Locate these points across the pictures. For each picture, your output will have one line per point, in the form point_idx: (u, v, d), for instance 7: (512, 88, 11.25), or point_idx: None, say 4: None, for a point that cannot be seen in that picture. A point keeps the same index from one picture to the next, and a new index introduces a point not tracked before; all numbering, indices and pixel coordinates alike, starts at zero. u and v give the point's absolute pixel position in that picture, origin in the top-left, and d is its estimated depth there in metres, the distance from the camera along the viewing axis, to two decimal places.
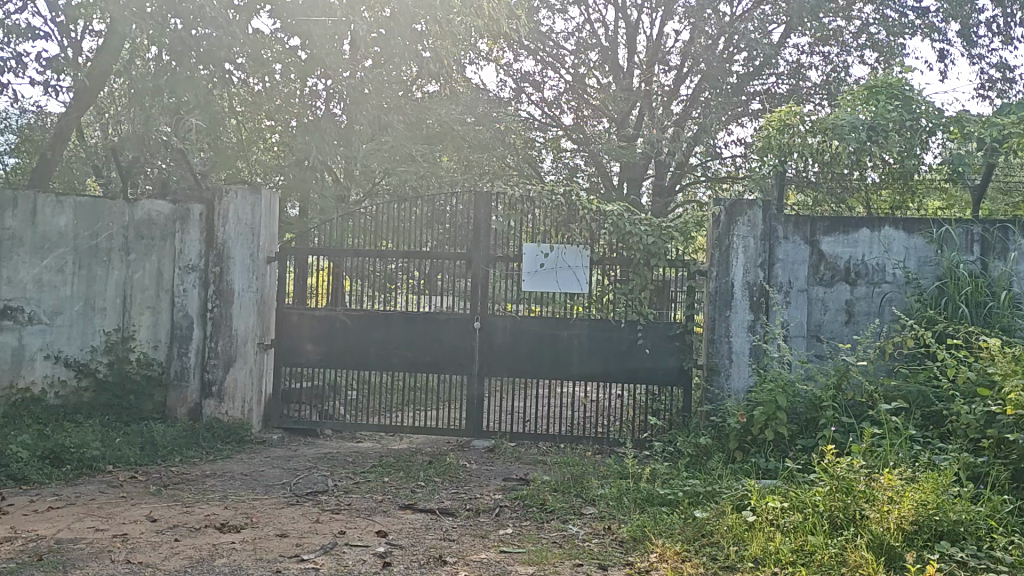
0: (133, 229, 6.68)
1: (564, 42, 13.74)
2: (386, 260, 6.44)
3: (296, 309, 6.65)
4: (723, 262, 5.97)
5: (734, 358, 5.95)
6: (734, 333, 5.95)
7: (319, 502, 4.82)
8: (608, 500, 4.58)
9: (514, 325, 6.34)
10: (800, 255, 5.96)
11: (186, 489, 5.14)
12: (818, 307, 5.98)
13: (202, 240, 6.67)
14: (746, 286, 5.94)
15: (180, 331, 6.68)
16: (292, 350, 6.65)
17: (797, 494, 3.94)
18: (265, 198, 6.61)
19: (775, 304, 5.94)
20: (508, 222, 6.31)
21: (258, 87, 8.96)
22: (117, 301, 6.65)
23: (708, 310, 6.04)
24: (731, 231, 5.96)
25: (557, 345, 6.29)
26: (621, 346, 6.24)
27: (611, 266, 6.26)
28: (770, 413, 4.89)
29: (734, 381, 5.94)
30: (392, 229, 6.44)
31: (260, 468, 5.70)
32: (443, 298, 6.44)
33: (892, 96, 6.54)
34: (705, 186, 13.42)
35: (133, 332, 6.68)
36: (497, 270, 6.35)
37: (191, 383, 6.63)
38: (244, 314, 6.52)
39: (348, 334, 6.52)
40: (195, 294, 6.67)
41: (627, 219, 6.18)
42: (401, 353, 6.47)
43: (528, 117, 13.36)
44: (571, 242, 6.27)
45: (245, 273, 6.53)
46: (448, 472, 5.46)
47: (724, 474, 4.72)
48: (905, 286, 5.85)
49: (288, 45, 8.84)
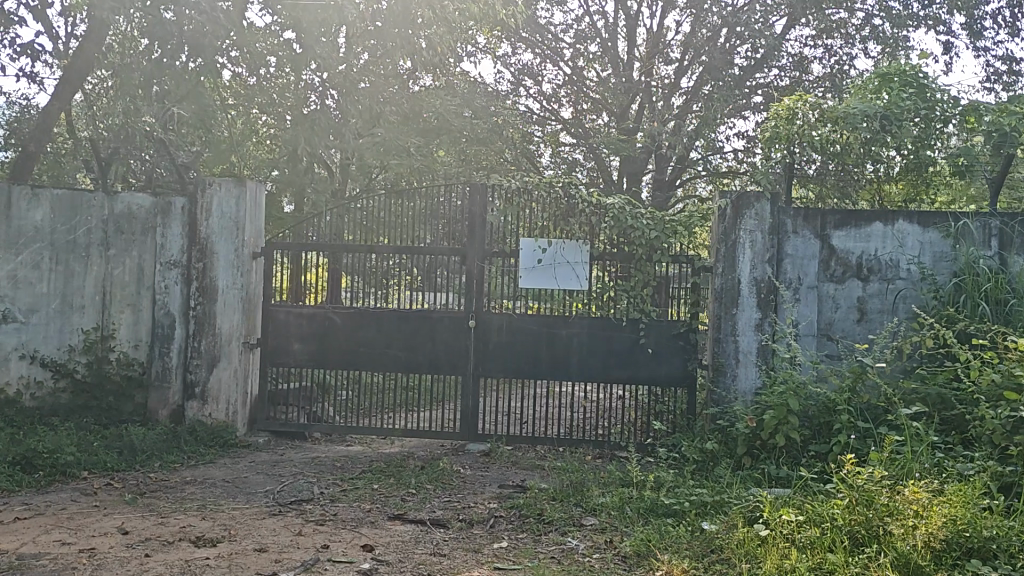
0: (113, 223, 6.38)
1: (562, 35, 13.46)
2: (377, 256, 6.16)
3: (283, 307, 6.37)
4: (730, 257, 5.70)
5: (740, 358, 5.66)
6: (740, 332, 5.66)
7: (302, 513, 4.54)
8: (610, 510, 4.31)
9: (510, 323, 6.07)
10: (810, 249, 5.69)
11: (164, 497, 4.87)
12: (829, 305, 5.70)
13: (184, 235, 6.35)
14: (754, 283, 5.66)
15: (161, 329, 6.33)
16: (279, 350, 6.36)
17: (812, 507, 3.65)
18: (251, 191, 6.32)
19: (784, 301, 5.66)
20: (503, 216, 6.03)
21: (252, 81, 8.82)
22: (97, 298, 6.38)
23: (713, 308, 5.77)
24: (738, 224, 5.68)
25: (556, 344, 6.02)
26: (622, 345, 5.97)
27: (611, 261, 5.98)
28: (781, 418, 4.62)
29: (741, 382, 5.65)
30: (384, 224, 6.17)
31: (243, 473, 5.43)
32: (438, 295, 6.16)
33: (904, 82, 6.14)
34: (705, 181, 13.20)
35: (113, 331, 6.39)
36: (492, 267, 6.07)
37: (173, 384, 6.30)
38: (228, 311, 6.22)
39: (338, 333, 6.25)
40: (177, 291, 6.33)
41: (628, 213, 5.91)
42: (393, 353, 6.19)
43: (526, 111, 13.08)
44: (570, 236, 6.00)
45: (230, 269, 6.24)
46: (441, 478, 5.18)
47: (734, 483, 4.45)
48: (920, 282, 5.58)
49: (283, 38, 8.60)
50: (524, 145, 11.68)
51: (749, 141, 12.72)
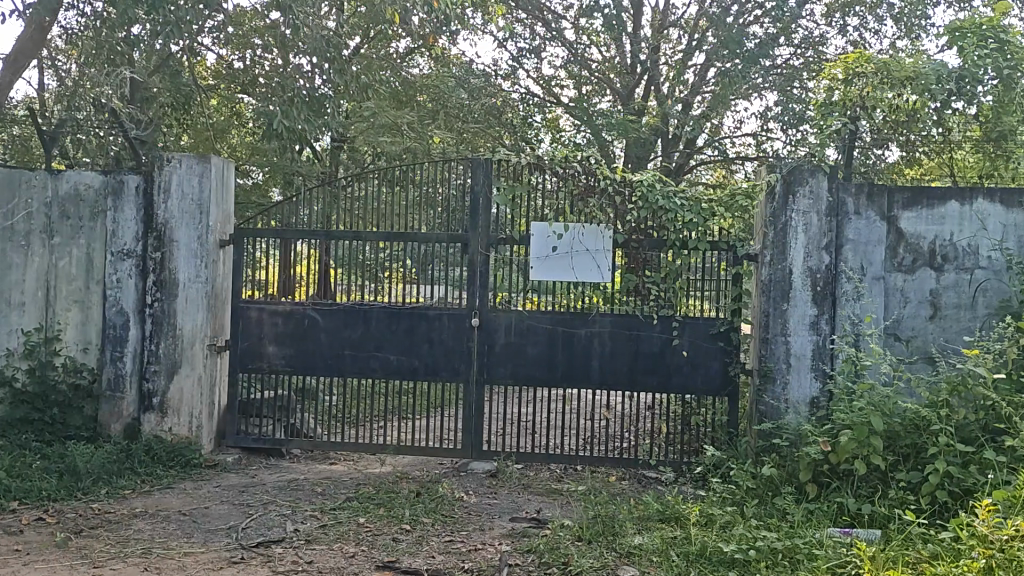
0: (58, 207, 5.49)
1: (565, 14, 12.56)
2: (365, 243, 5.27)
3: (256, 304, 5.47)
4: (779, 242, 4.83)
5: (793, 362, 4.78)
6: (793, 331, 4.79)
7: (270, 560, 3.67)
8: (651, 557, 3.45)
9: (519, 321, 5.20)
10: (875, 233, 4.81)
11: (102, 538, 3.99)
12: (896, 299, 4.82)
13: (139, 220, 5.43)
14: (808, 274, 4.79)
15: (113, 330, 5.43)
16: (251, 353, 5.47)
17: (932, 570, 2.85)
18: (216, 168, 5.42)
19: (843, 294, 4.79)
20: (511, 198, 5.15)
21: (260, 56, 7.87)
22: (40, 294, 5.48)
23: (759, 303, 4.90)
24: (789, 205, 4.81)
25: (574, 346, 5.15)
26: (652, 348, 5.09)
27: (638, 251, 5.10)
28: (861, 439, 3.76)
29: (794, 391, 4.76)
30: (371, 207, 5.29)
31: (205, 503, 4.55)
32: (435, 288, 5.28)
33: (981, 38, 5.22)
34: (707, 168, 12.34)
35: (59, 332, 5.48)
36: (498, 257, 5.19)
37: (128, 393, 5.41)
38: (191, 308, 5.34)
39: (320, 333, 5.38)
40: (131, 286, 5.42)
41: (659, 192, 5.02)
42: (383, 356, 5.32)
43: (525, 93, 12.21)
44: (589, 220, 5.11)
45: (193, 260, 5.35)
46: (441, 510, 4.31)
47: (805, 524, 3.61)
48: (1005, 272, 4.73)
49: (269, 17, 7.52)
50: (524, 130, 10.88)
51: (762, 125, 11.83)
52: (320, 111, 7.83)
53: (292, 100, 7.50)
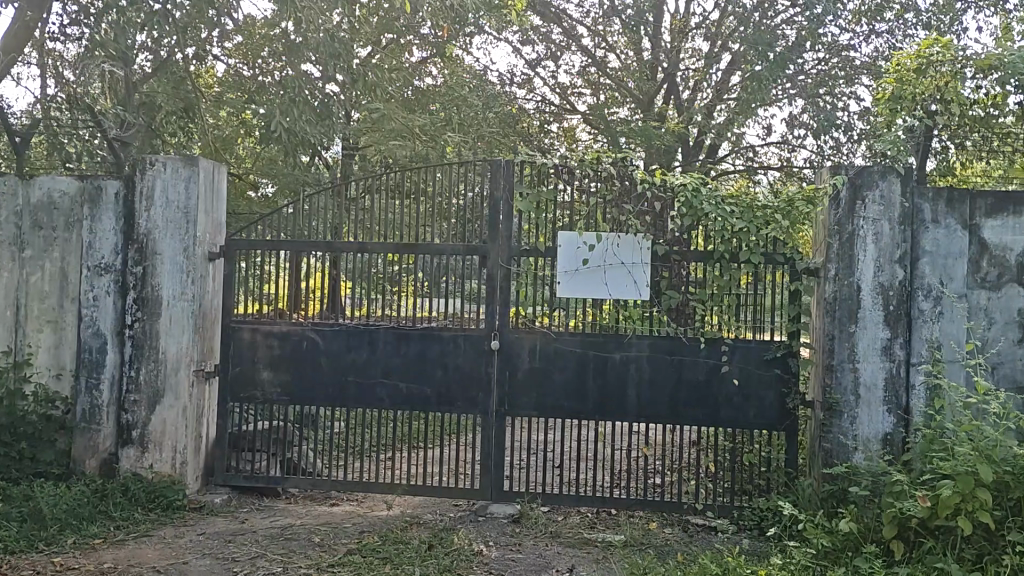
0: (29, 217, 4.92)
1: (583, 19, 11.99)
2: (372, 256, 4.68)
3: (251, 324, 4.88)
4: (845, 255, 4.20)
5: (862, 394, 4.15)
6: (863, 357, 4.15)
7: None
8: None
9: (546, 344, 4.58)
10: (955, 245, 4.17)
11: None
12: (980, 319, 4.15)
13: (119, 230, 4.84)
14: (879, 291, 4.15)
15: (89, 353, 4.84)
16: (244, 380, 4.87)
17: None
18: (205, 172, 4.83)
19: (919, 314, 4.16)
20: (535, 206, 4.54)
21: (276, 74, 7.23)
22: (9, 314, 4.92)
23: (822, 324, 4.27)
24: (857, 212, 4.19)
25: (607, 372, 4.53)
26: (697, 375, 4.46)
27: (679, 266, 4.48)
28: (966, 494, 3.17)
29: (863, 427, 4.13)
30: (378, 217, 4.70)
31: (191, 555, 3.97)
32: (450, 305, 4.67)
33: None
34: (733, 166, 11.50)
35: (28, 356, 4.91)
36: (521, 272, 4.57)
37: (105, 425, 4.81)
38: (175, 328, 4.75)
39: (320, 357, 4.78)
40: (109, 304, 4.82)
41: (705, 197, 4.39)
42: (391, 384, 4.71)
43: (542, 102, 11.63)
44: (624, 231, 4.50)
45: (178, 275, 4.76)
46: (458, 568, 3.69)
47: None
48: None
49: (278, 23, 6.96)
50: (540, 138, 10.27)
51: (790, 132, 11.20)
52: (325, 117, 7.23)
53: (294, 101, 6.88)
